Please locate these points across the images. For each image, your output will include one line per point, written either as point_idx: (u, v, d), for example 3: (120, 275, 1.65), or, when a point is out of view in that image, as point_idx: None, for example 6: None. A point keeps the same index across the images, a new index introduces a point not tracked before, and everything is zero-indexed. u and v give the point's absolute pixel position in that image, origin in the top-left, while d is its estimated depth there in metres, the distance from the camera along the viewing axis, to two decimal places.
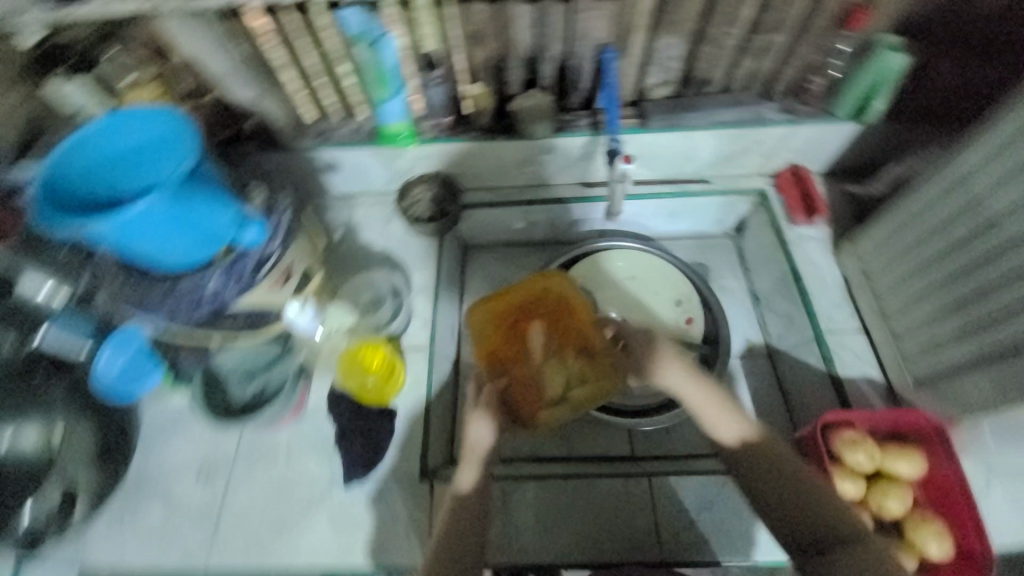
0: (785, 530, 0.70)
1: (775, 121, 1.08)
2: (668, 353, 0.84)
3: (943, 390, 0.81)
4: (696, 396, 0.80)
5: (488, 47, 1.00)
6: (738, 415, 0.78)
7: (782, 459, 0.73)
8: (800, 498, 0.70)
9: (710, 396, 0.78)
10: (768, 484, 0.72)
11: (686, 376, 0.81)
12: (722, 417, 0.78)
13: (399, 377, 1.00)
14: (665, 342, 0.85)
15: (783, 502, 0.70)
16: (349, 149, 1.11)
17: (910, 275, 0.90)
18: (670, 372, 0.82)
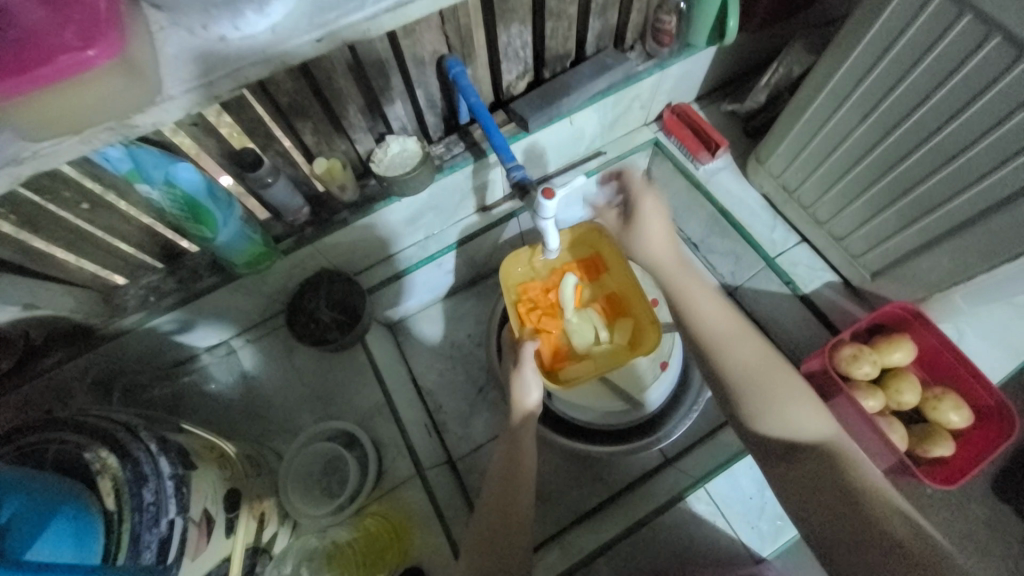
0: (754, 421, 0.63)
1: (643, 72, 1.00)
2: (659, 227, 0.77)
3: (902, 276, 0.85)
4: (681, 276, 0.75)
5: (313, 113, 0.79)
6: (721, 308, 0.72)
7: (762, 356, 0.67)
8: (777, 388, 0.64)
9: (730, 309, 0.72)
10: (740, 365, 0.66)
11: (674, 261, 0.76)
12: (705, 303, 0.72)
13: (406, 528, 0.83)
14: (658, 220, 0.77)
15: (753, 382, 0.65)
16: (203, 301, 0.86)
17: (830, 183, 0.90)
18: (658, 255, 0.77)
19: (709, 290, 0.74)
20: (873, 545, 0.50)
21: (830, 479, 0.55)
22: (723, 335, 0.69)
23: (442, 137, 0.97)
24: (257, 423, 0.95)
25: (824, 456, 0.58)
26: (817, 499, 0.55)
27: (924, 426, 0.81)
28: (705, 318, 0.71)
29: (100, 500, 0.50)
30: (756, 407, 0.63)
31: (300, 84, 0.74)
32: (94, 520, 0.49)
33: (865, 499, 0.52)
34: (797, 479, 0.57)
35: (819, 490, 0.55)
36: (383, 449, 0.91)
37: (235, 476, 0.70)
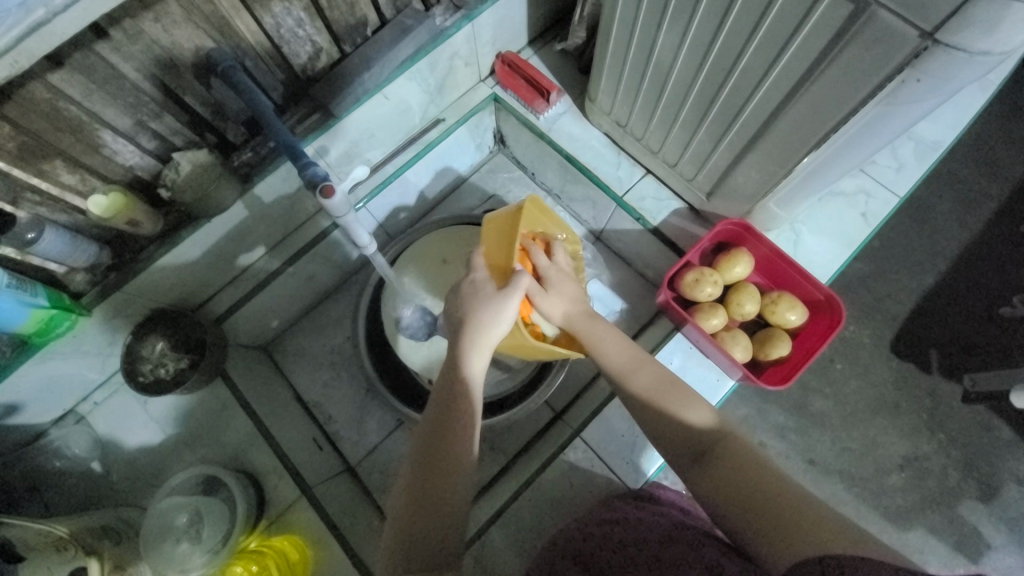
0: (660, 434, 0.67)
1: (452, 26, 0.93)
2: (562, 294, 0.79)
3: (728, 195, 0.87)
4: (584, 323, 0.77)
5: (59, 147, 0.69)
6: (616, 334, 0.75)
7: (657, 372, 0.71)
8: (677, 399, 0.68)
9: (607, 328, 0.75)
10: (646, 394, 0.69)
11: (577, 311, 0.78)
12: (605, 341, 0.74)
13: (296, 544, 0.81)
14: (569, 287, 0.80)
15: (653, 400, 0.68)
16: (13, 378, 0.77)
17: (652, 109, 0.88)
18: (566, 310, 0.78)
19: (605, 325, 0.76)
20: (799, 524, 0.53)
21: (742, 471, 0.59)
22: (627, 364, 0.72)
23: (245, 141, 0.86)
24: (129, 485, 0.90)
25: (733, 452, 0.61)
26: (738, 497, 0.58)
27: (765, 332, 0.86)
28: (602, 353, 0.73)
29: None
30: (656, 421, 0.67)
31: (20, 122, 0.64)
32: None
33: (767, 489, 0.57)
34: (713, 478, 0.61)
35: (736, 489, 0.59)
36: (263, 479, 0.87)
37: (82, 554, 0.68)
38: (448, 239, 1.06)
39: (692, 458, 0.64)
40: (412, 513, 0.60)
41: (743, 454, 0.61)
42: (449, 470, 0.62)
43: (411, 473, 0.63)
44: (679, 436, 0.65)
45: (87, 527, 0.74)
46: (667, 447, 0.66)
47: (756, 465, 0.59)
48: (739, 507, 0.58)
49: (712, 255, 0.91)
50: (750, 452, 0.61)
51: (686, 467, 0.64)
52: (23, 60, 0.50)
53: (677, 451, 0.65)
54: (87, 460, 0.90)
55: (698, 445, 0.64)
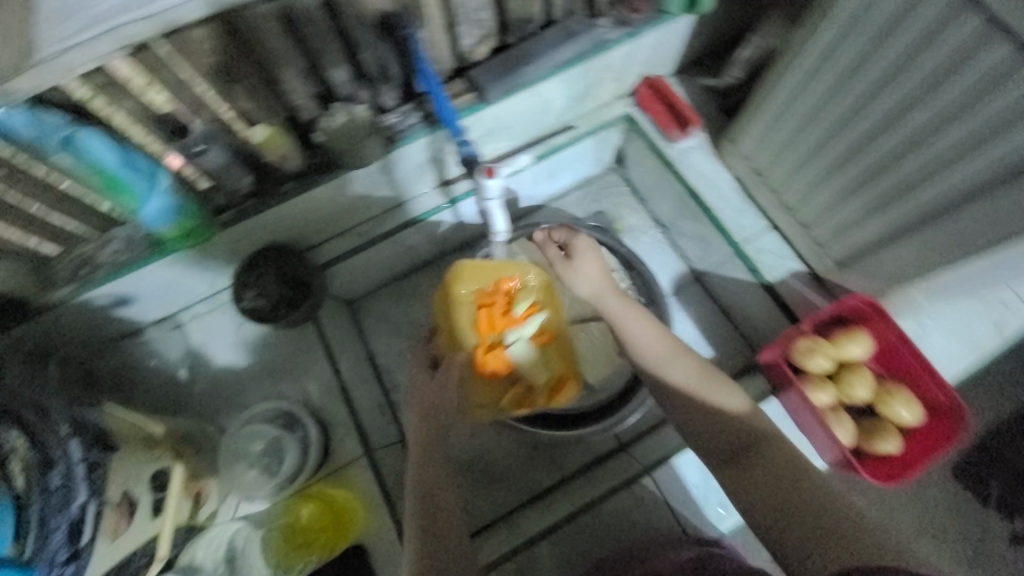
0: (697, 425, 0.70)
1: (616, 40, 0.93)
2: (587, 275, 0.83)
3: (868, 269, 0.84)
4: (619, 307, 0.79)
5: (246, 74, 0.73)
6: (650, 324, 0.78)
7: (696, 363, 0.74)
8: (713, 392, 0.71)
9: (643, 315, 0.78)
10: (684, 385, 0.72)
11: (603, 288, 0.81)
12: (639, 328, 0.77)
13: (349, 508, 0.82)
14: (594, 255, 0.84)
15: (690, 389, 0.72)
16: (137, 273, 0.82)
17: (804, 163, 0.87)
18: (590, 288, 0.82)
19: (640, 311, 0.79)
20: (839, 538, 0.55)
21: (779, 475, 0.62)
22: (663, 352, 0.75)
23: (397, 105, 0.88)
24: (206, 400, 0.93)
25: (772, 453, 0.64)
26: (772, 500, 0.61)
27: (872, 422, 0.83)
28: (636, 339, 0.77)
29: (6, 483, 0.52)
30: (690, 404, 0.71)
31: (225, 43, 0.67)
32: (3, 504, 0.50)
33: (811, 496, 0.60)
34: (749, 476, 0.64)
35: (771, 491, 0.61)
36: (332, 428, 0.89)
37: (166, 457, 0.68)
38: None
39: (727, 458, 0.67)
40: (421, 532, 0.68)
41: (783, 456, 0.64)
42: (446, 508, 0.71)
43: (419, 499, 0.71)
44: (716, 432, 0.69)
45: (178, 430, 0.77)
46: (705, 441, 0.69)
47: (795, 471, 0.62)
48: (771, 511, 0.60)
49: (827, 325, 0.87)
50: (789, 454, 0.64)
51: (720, 464, 0.67)
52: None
53: (712, 446, 0.68)
54: (175, 367, 0.94)
55: (734, 441, 0.67)
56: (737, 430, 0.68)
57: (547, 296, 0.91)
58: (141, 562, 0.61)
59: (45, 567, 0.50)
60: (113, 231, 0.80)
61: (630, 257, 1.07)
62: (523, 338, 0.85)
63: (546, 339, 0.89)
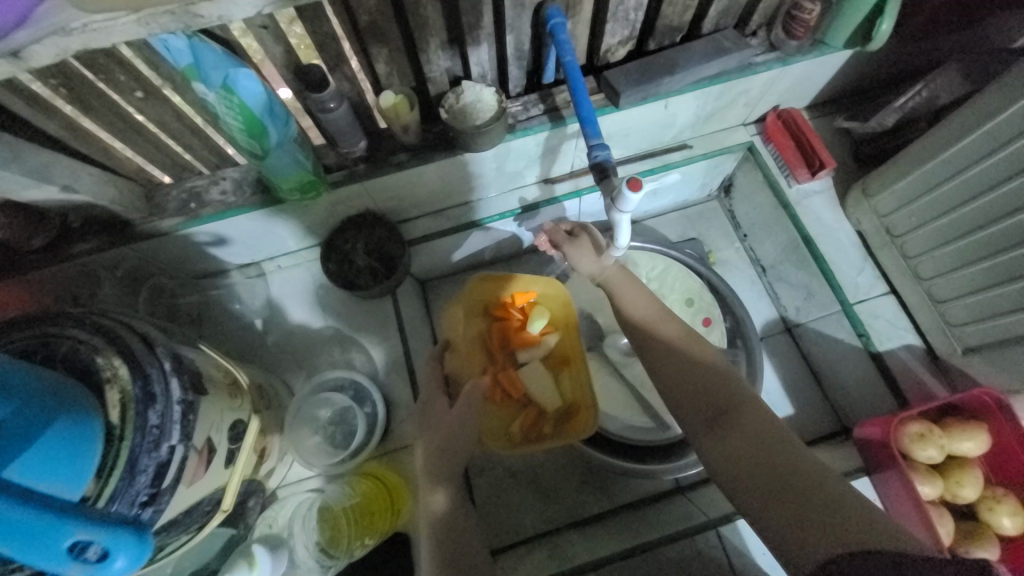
0: (677, 392, 0.63)
1: (763, 64, 0.87)
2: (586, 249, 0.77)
3: (1001, 359, 0.77)
4: (617, 277, 0.76)
5: (392, 38, 0.70)
6: (642, 292, 0.73)
7: (679, 325, 0.68)
8: (698, 363, 0.63)
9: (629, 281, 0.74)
10: (671, 348, 0.65)
11: (606, 265, 0.76)
12: (631, 294, 0.73)
13: (402, 494, 0.81)
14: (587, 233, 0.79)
15: (676, 349, 0.65)
16: (238, 217, 0.81)
17: (949, 238, 0.79)
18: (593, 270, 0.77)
19: (626, 275, 0.75)
20: (827, 512, 0.47)
21: (759, 442, 0.54)
22: (650, 315, 0.70)
23: (519, 95, 0.87)
24: (275, 353, 0.93)
25: (754, 419, 0.57)
26: (752, 471, 0.53)
27: (973, 525, 0.76)
28: (626, 304, 0.72)
29: (105, 411, 0.49)
30: (670, 364, 0.64)
31: (384, 4, 0.65)
32: (95, 434, 0.47)
33: (797, 470, 0.51)
34: (729, 443, 0.56)
35: (752, 460, 0.54)
36: (394, 409, 0.88)
37: (243, 408, 0.68)
38: (643, 266, 1.03)
39: (705, 423, 0.59)
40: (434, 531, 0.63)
41: (766, 424, 0.56)
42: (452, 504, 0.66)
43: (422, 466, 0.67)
44: (691, 392, 0.62)
45: (255, 383, 0.77)
46: (685, 409, 0.62)
47: (777, 439, 0.54)
48: (755, 485, 0.52)
49: (937, 412, 0.80)
50: (769, 420, 0.56)
51: (698, 431, 0.59)
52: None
53: (692, 413, 0.61)
54: (251, 316, 0.94)
55: (718, 408, 0.59)
56: (719, 394, 0.60)
57: (563, 322, 0.91)
58: (205, 509, 0.61)
59: (126, 507, 0.48)
60: (225, 169, 0.81)
61: (721, 293, 1.02)
62: (535, 356, 0.87)
63: (559, 364, 0.88)
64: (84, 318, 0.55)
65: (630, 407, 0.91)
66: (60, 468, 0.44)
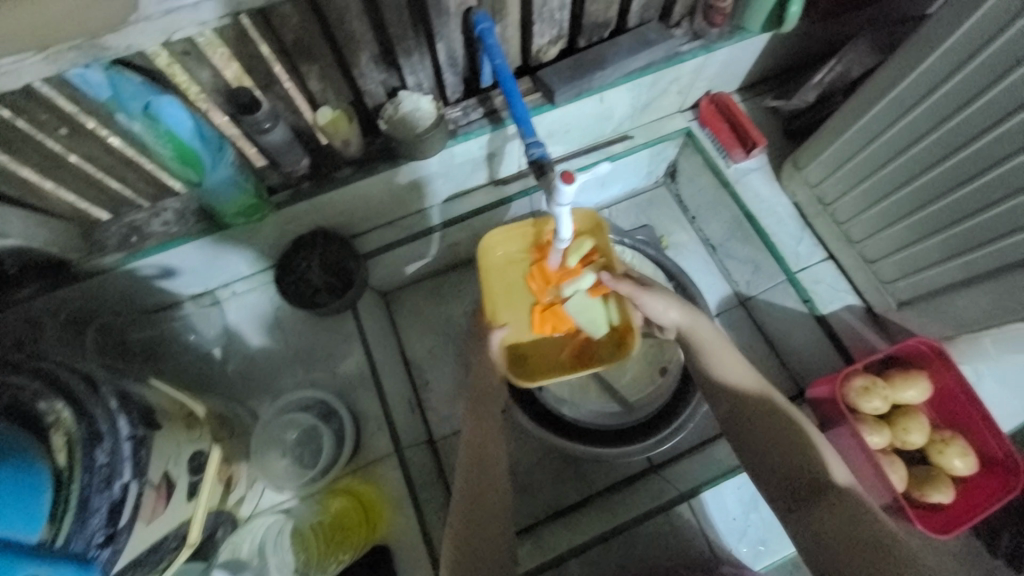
0: (763, 466, 0.63)
1: (689, 52, 0.91)
2: (664, 303, 0.69)
3: (931, 310, 0.82)
4: (701, 331, 0.69)
5: (322, 55, 0.71)
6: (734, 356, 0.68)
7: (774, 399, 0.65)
8: (795, 437, 0.62)
9: (717, 338, 0.69)
10: (764, 416, 0.64)
11: (685, 316, 0.70)
12: (719, 358, 0.68)
13: (378, 505, 0.82)
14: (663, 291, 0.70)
15: (766, 422, 0.64)
16: (184, 247, 0.79)
17: (871, 202, 0.84)
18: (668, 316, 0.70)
19: (716, 335, 0.69)
20: None
21: (856, 530, 0.54)
22: (740, 384, 0.66)
23: (459, 100, 0.88)
24: (238, 380, 0.92)
25: (850, 506, 0.56)
26: (848, 560, 0.53)
27: (927, 470, 0.80)
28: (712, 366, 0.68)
29: (50, 455, 0.48)
30: (760, 433, 0.64)
31: (309, 22, 0.66)
32: (44, 480, 0.45)
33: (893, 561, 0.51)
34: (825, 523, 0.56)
35: (845, 547, 0.54)
36: (364, 422, 0.88)
37: (203, 439, 0.67)
38: None
39: (792, 498, 0.60)
40: None
41: (862, 513, 0.56)
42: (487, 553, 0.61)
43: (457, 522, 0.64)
44: (779, 466, 0.62)
45: (215, 412, 0.76)
46: (769, 482, 0.62)
47: (871, 529, 0.54)
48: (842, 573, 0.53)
49: (881, 365, 0.85)
50: (866, 511, 0.56)
51: (785, 507, 0.60)
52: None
53: (777, 487, 0.61)
54: (209, 345, 0.93)
55: (806, 487, 0.59)
56: (808, 474, 0.60)
57: (605, 241, 0.82)
58: (171, 545, 0.60)
59: (82, 548, 0.47)
60: (165, 200, 0.80)
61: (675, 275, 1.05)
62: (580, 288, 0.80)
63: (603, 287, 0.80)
64: (22, 363, 0.53)
65: (597, 394, 0.93)
66: (5, 516, 0.42)
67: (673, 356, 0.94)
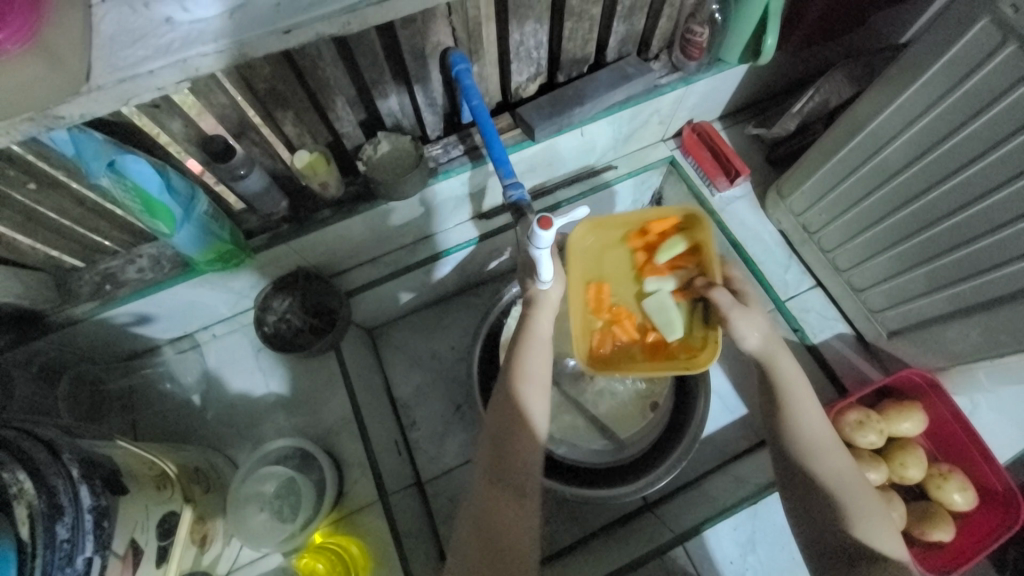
0: (815, 524, 0.61)
1: (668, 84, 0.91)
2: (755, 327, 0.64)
3: (921, 340, 0.81)
4: (790, 378, 0.65)
5: (297, 101, 0.70)
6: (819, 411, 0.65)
7: (845, 464, 0.62)
8: (860, 507, 0.60)
9: (803, 387, 0.64)
10: (833, 477, 0.61)
11: (770, 345, 0.65)
12: (802, 410, 0.64)
13: (360, 559, 0.78)
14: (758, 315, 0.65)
15: (832, 487, 0.61)
16: (158, 294, 0.78)
17: (855, 232, 0.84)
18: (755, 337, 0.65)
19: (806, 387, 0.65)
20: None
21: None
22: (817, 442, 0.63)
23: (439, 137, 0.88)
24: (218, 426, 0.89)
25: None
26: None
27: (926, 506, 0.78)
28: (792, 415, 0.64)
29: (12, 528, 0.44)
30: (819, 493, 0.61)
31: (282, 70, 0.65)
32: (4, 556, 0.41)
33: None
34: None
35: None
36: (347, 469, 0.86)
37: (174, 499, 0.65)
38: None
39: (839, 560, 0.58)
40: None
41: None
42: None
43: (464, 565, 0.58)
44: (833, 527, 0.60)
45: (188, 466, 0.73)
46: (818, 539, 0.61)
47: None
48: None
49: (876, 397, 0.84)
50: None
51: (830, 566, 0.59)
52: (354, 25, 0.49)
53: (826, 547, 0.60)
54: (188, 391, 0.90)
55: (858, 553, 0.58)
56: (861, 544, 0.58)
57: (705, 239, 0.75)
58: None
59: None
60: (140, 247, 0.78)
61: None
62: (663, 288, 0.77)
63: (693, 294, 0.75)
64: None
65: (586, 432, 0.91)
66: None
67: (663, 391, 0.92)
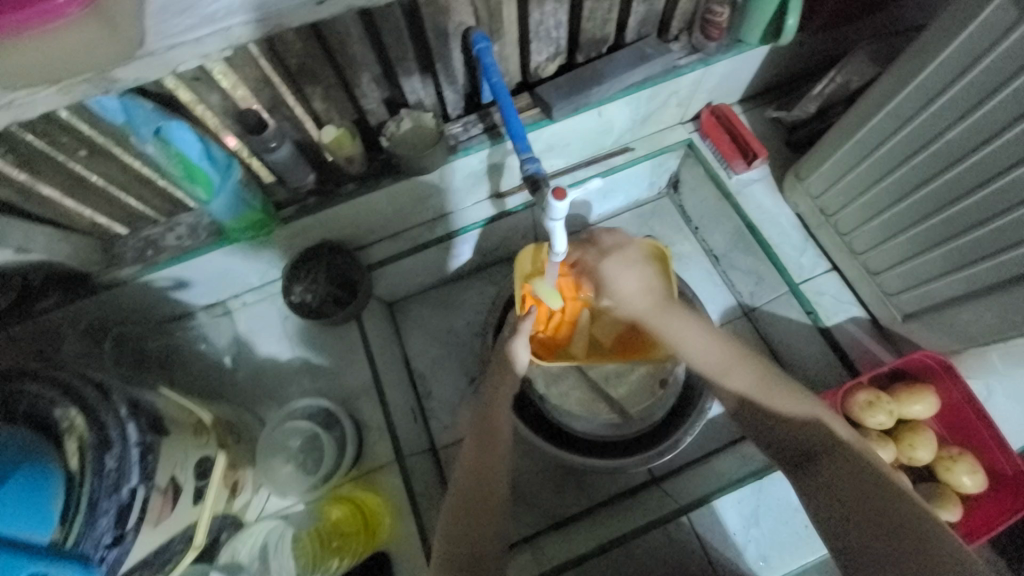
0: (761, 431, 0.68)
1: (688, 65, 0.91)
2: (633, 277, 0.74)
3: (936, 323, 0.81)
4: (663, 318, 0.73)
5: (326, 77, 0.74)
6: (700, 327, 0.72)
7: (749, 360, 0.69)
8: (768, 392, 0.67)
9: (681, 317, 0.72)
10: (735, 371, 0.69)
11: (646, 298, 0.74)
12: (688, 327, 0.72)
13: (378, 512, 0.83)
14: (626, 270, 0.75)
15: (746, 388, 0.68)
16: (195, 260, 0.83)
17: (871, 214, 0.84)
18: (640, 283, 0.75)
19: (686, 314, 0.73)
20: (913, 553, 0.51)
21: (855, 487, 0.58)
22: (714, 351, 0.70)
23: (460, 115, 0.91)
24: (247, 387, 0.95)
25: (843, 459, 0.60)
26: (853, 511, 0.57)
27: (932, 487, 0.79)
28: (681, 342, 0.72)
29: (64, 459, 0.51)
30: (752, 400, 0.68)
31: (313, 47, 0.69)
32: (55, 479, 0.48)
33: (890, 508, 0.55)
34: (823, 487, 0.60)
35: (851, 500, 0.57)
36: (366, 430, 0.90)
37: (208, 445, 0.70)
38: None
39: (797, 461, 0.64)
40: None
41: (856, 466, 0.59)
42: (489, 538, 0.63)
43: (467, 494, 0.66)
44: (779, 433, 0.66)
45: (221, 418, 0.79)
46: (772, 445, 0.67)
47: (871, 481, 0.57)
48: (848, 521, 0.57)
49: (888, 379, 0.84)
50: (857, 462, 0.59)
51: (791, 468, 0.65)
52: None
53: (781, 452, 0.66)
54: (220, 353, 0.96)
55: (803, 445, 0.64)
56: (802, 432, 0.64)
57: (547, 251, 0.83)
58: (176, 548, 0.63)
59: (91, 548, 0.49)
60: (179, 216, 0.84)
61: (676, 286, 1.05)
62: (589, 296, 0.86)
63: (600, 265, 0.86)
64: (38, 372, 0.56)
65: (596, 405, 0.93)
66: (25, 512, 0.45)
67: None
